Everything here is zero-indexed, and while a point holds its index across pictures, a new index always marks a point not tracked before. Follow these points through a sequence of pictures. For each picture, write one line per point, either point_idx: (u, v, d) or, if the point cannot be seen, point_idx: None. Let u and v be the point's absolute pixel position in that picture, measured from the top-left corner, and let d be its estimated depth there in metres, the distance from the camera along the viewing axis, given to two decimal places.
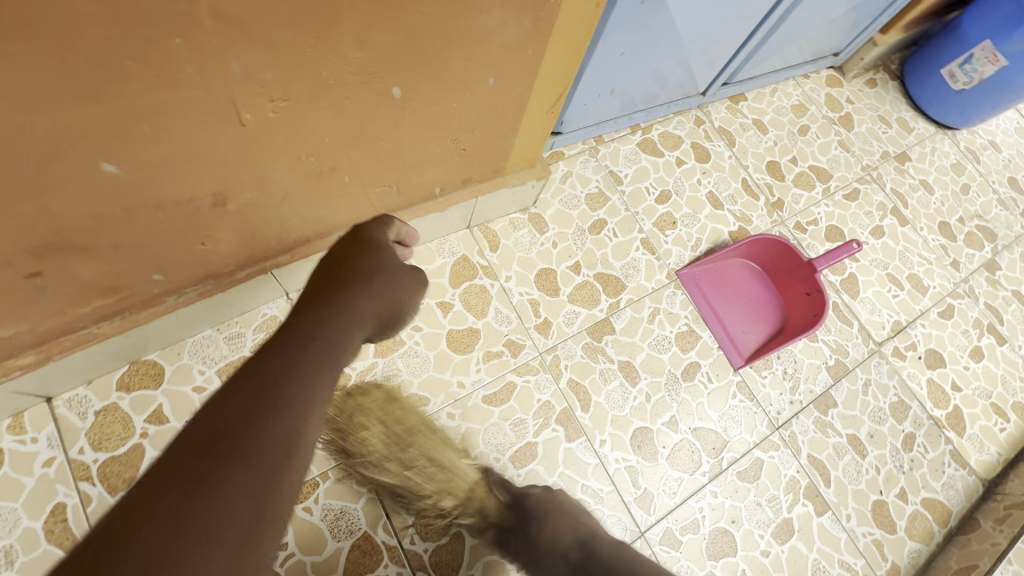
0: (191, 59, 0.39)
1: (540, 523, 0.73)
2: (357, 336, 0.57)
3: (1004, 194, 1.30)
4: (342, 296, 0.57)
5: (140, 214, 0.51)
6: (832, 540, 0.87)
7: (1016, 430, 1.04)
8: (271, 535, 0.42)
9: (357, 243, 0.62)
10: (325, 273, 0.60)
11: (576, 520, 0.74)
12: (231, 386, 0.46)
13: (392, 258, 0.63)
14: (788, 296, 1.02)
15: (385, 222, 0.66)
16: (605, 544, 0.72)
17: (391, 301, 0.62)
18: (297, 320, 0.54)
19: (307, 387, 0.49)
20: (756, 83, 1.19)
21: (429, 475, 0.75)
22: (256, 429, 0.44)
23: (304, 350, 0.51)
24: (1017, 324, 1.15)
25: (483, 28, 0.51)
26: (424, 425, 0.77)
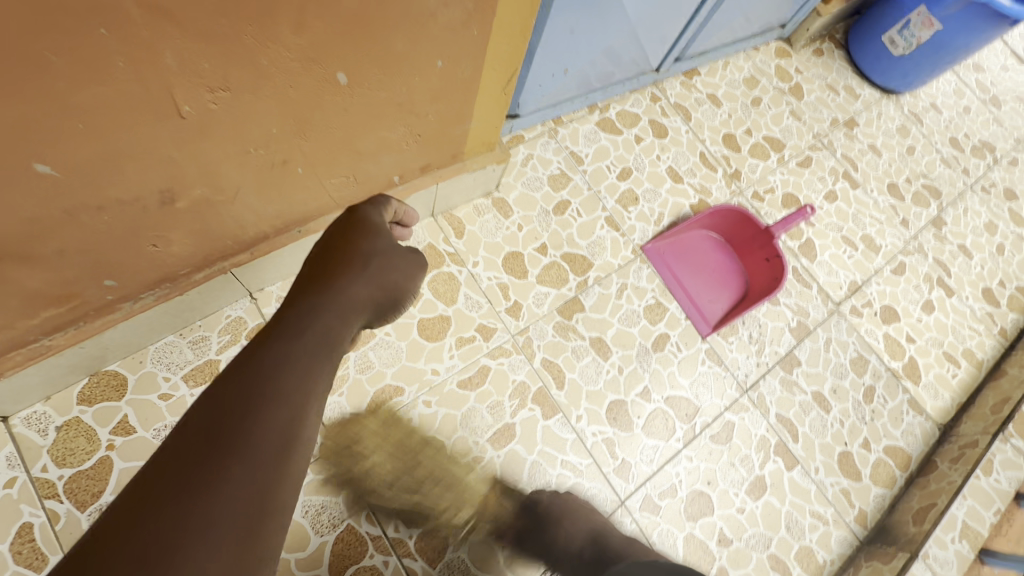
0: (119, 51, 0.38)
1: (559, 525, 0.77)
2: (354, 323, 0.56)
3: (947, 153, 1.36)
4: (336, 282, 0.55)
5: (83, 217, 0.49)
6: (803, 493, 0.91)
7: (966, 375, 1.10)
8: (274, 525, 0.41)
9: (352, 225, 0.60)
10: (321, 256, 0.58)
11: (592, 516, 0.78)
12: (225, 379, 0.45)
13: (388, 242, 0.61)
14: (749, 263, 1.05)
15: (379, 204, 0.64)
16: (616, 538, 0.76)
17: (388, 286, 0.60)
18: (291, 307, 0.52)
19: (304, 379, 0.47)
20: (707, 57, 1.21)
21: (443, 493, 0.79)
22: (254, 420, 0.43)
23: (299, 340, 0.49)
24: (964, 276, 1.21)
25: (425, 9, 0.51)
26: (438, 444, 0.80)
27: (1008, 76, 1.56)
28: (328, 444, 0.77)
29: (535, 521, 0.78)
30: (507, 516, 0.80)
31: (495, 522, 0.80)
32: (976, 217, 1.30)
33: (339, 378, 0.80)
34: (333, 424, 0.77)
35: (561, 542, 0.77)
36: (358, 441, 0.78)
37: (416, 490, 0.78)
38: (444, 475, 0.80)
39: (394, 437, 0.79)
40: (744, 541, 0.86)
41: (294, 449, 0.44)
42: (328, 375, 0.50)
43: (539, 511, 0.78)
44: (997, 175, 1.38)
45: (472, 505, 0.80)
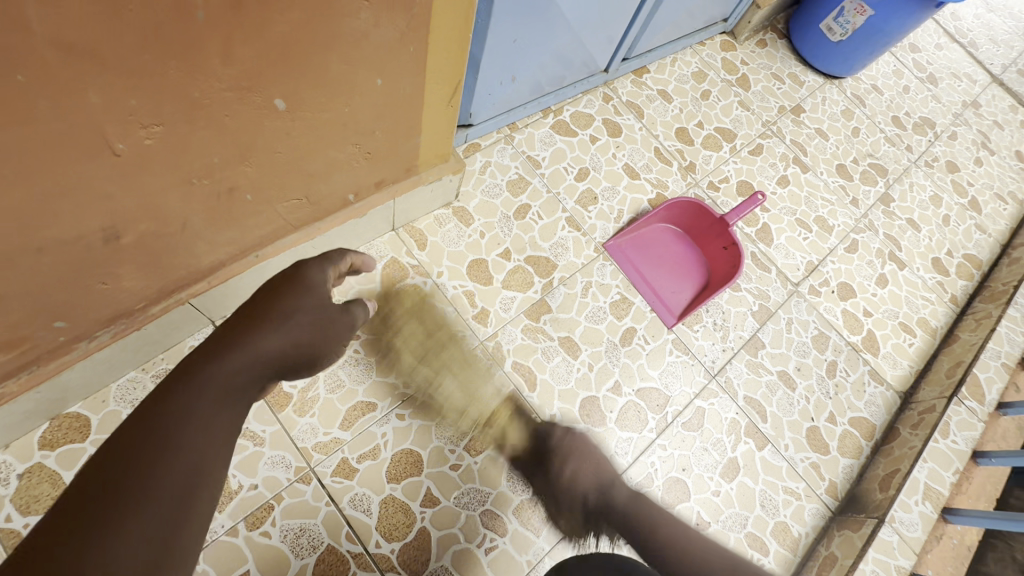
0: (41, 93, 0.38)
1: (567, 463, 0.81)
2: (262, 377, 0.56)
3: (890, 132, 1.42)
4: (247, 336, 0.55)
5: (22, 260, 0.49)
6: (775, 470, 0.94)
7: (923, 343, 1.14)
8: (176, 565, 0.44)
9: (289, 281, 0.60)
10: (243, 309, 0.58)
11: (601, 467, 0.81)
12: (127, 429, 0.47)
13: (318, 300, 0.60)
14: (708, 252, 1.08)
15: (331, 259, 0.65)
16: (623, 494, 0.78)
17: (304, 346, 0.58)
18: (199, 356, 0.53)
19: (210, 429, 0.50)
20: (655, 54, 1.24)
21: (449, 374, 0.87)
22: (154, 468, 0.46)
23: (202, 387, 0.51)
24: (914, 248, 1.26)
25: (356, 30, 0.52)
26: (459, 347, 0.89)
27: (942, 55, 1.63)
28: (302, 466, 0.77)
29: (546, 454, 0.84)
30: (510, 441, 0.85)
31: (501, 439, 0.85)
32: (921, 191, 1.35)
33: (310, 400, 0.80)
34: (307, 446, 0.78)
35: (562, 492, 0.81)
36: (333, 459, 0.78)
37: (434, 390, 0.85)
38: (459, 369, 0.88)
39: (423, 332, 0.89)
40: (722, 522, 0.88)
41: (198, 491, 0.48)
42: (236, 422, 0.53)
43: (550, 445, 0.84)
44: (939, 149, 1.44)
45: (484, 418, 0.86)
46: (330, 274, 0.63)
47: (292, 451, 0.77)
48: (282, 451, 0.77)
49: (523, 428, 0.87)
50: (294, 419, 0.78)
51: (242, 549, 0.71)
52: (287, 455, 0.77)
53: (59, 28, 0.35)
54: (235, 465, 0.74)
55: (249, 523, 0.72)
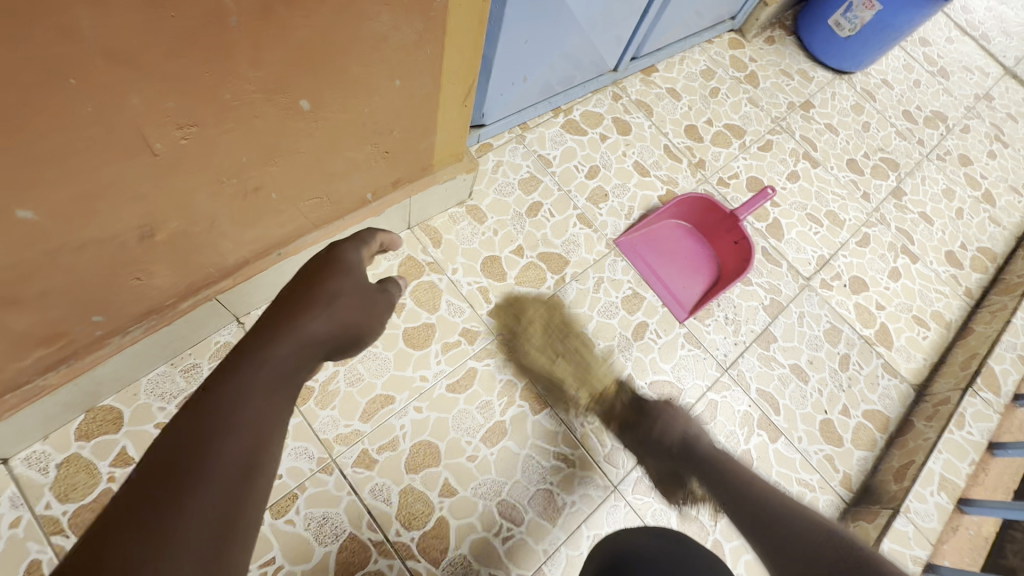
0: (87, 97, 0.41)
1: (655, 418, 0.86)
2: (308, 361, 0.59)
3: (901, 126, 1.42)
4: (294, 320, 0.59)
5: (65, 257, 0.52)
6: (789, 462, 0.95)
7: (937, 335, 1.14)
8: (240, 538, 0.46)
9: (327, 265, 0.64)
10: (286, 295, 0.61)
11: (686, 422, 0.85)
12: (185, 414, 0.50)
13: (359, 282, 0.65)
14: (719, 247, 1.09)
15: (363, 241, 0.70)
16: (704, 446, 0.82)
17: (350, 325, 0.63)
18: (245, 346, 0.56)
19: (262, 410, 0.53)
20: (663, 53, 1.26)
21: (562, 359, 0.93)
22: (212, 450, 0.48)
23: (253, 374, 0.54)
24: (926, 242, 1.26)
25: (376, 33, 0.54)
26: (580, 334, 0.96)
27: (954, 48, 1.62)
28: (324, 456, 0.79)
29: (640, 412, 0.88)
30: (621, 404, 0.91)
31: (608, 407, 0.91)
32: (933, 184, 1.35)
33: (331, 393, 0.82)
34: (329, 438, 0.80)
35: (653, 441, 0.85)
36: (354, 450, 0.80)
37: (553, 372, 0.92)
38: (577, 355, 0.94)
39: (547, 321, 0.96)
40: None
41: (256, 470, 0.49)
42: (286, 405, 0.56)
43: (645, 405, 0.89)
44: (951, 143, 1.43)
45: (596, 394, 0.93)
46: (363, 255, 0.68)
47: (314, 442, 0.79)
48: (305, 442, 0.79)
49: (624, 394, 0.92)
50: (316, 411, 0.81)
51: (268, 537, 0.73)
52: (310, 447, 0.79)
53: (104, 37, 0.38)
54: None
55: (275, 511, 0.75)
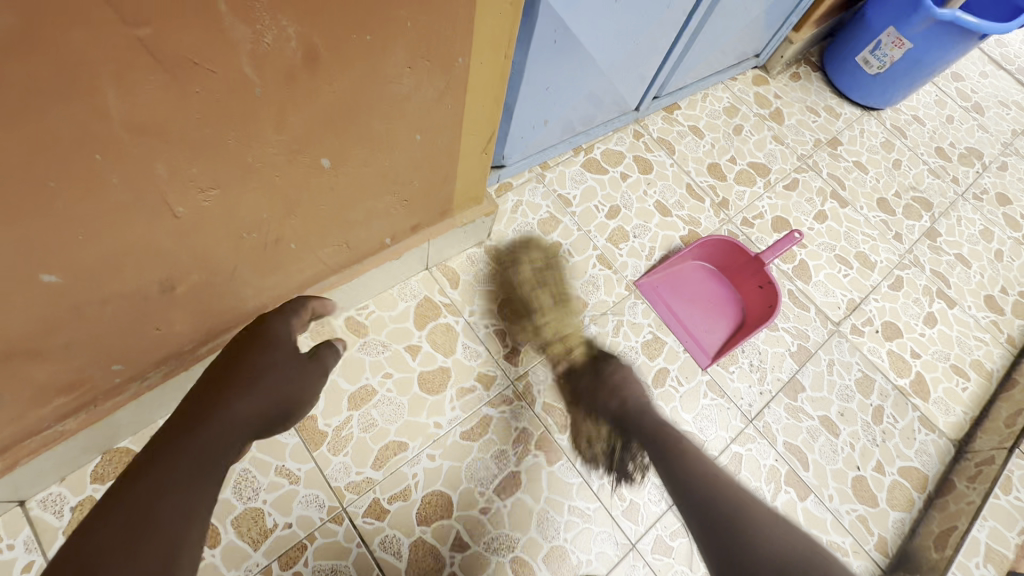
0: (115, 169, 0.41)
1: (619, 368, 0.88)
2: (238, 440, 0.62)
3: (934, 163, 1.37)
4: (222, 401, 0.62)
5: (88, 312, 0.52)
6: (819, 523, 0.90)
7: (978, 387, 1.08)
8: None
9: (257, 336, 0.68)
10: (213, 369, 0.66)
11: (637, 392, 0.87)
12: (105, 508, 0.52)
13: (286, 354, 0.69)
14: (743, 290, 1.06)
15: (294, 311, 0.72)
16: (648, 419, 0.82)
17: (279, 398, 0.67)
18: (177, 427, 0.59)
19: (186, 502, 0.54)
20: (687, 91, 1.25)
21: (546, 305, 0.97)
22: (132, 543, 0.49)
23: (181, 458, 0.56)
24: (964, 285, 1.20)
25: (398, 93, 0.54)
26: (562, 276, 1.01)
27: (988, 83, 1.58)
28: (334, 505, 0.78)
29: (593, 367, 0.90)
30: (581, 353, 0.93)
31: (568, 353, 0.94)
32: (970, 225, 1.30)
33: (344, 439, 0.81)
34: (340, 486, 0.79)
35: (605, 393, 0.86)
36: (365, 500, 0.79)
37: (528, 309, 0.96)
38: (552, 304, 0.98)
39: (540, 264, 1.02)
40: None
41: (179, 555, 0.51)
42: (212, 485, 0.58)
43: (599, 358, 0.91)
44: (987, 181, 1.38)
45: (559, 336, 0.95)
46: (294, 325, 0.71)
47: (325, 490, 0.78)
48: (316, 490, 0.78)
49: (583, 347, 0.94)
50: (328, 457, 0.80)
51: None
52: (320, 494, 0.78)
53: (132, 113, 0.38)
54: (270, 504, 0.76)
55: (283, 563, 0.74)
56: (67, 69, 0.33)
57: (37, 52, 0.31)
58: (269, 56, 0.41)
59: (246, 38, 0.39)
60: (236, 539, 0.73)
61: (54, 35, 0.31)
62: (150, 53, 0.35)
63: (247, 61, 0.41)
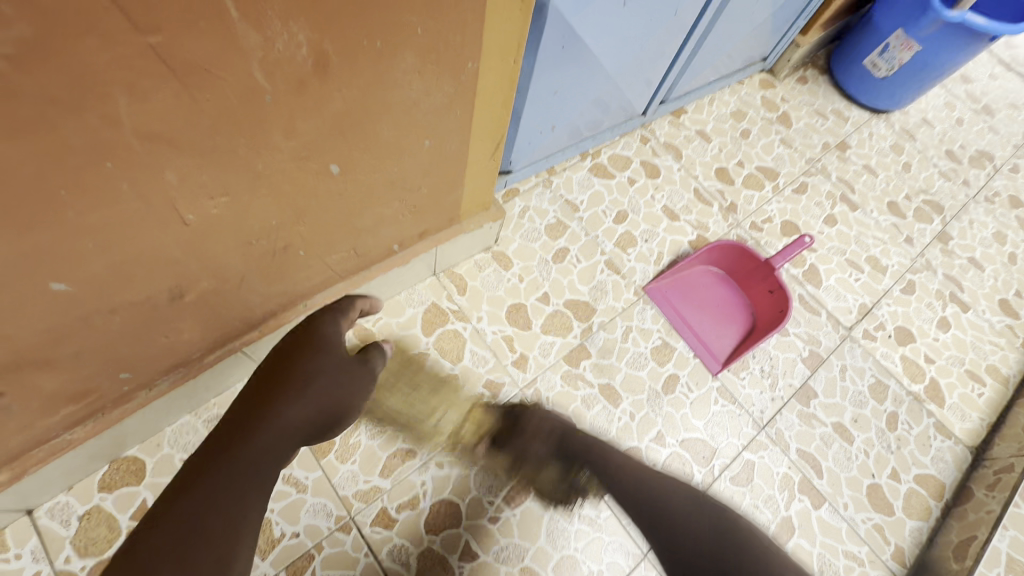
0: (126, 177, 0.41)
1: (532, 416, 0.82)
2: (284, 449, 0.63)
3: (945, 166, 1.36)
4: (271, 409, 0.62)
5: (97, 321, 0.52)
6: (834, 532, 0.88)
7: (994, 393, 1.06)
8: None
9: (304, 340, 0.67)
10: (266, 370, 0.66)
11: (562, 419, 0.82)
12: (163, 514, 0.55)
13: (336, 360, 0.67)
14: (753, 295, 1.05)
15: (342, 311, 0.70)
16: (578, 439, 0.80)
17: (326, 407, 0.66)
18: (230, 433, 0.61)
19: (235, 515, 0.57)
20: (693, 95, 1.24)
21: (428, 394, 0.87)
22: (185, 554, 0.52)
23: (232, 468, 0.59)
24: (977, 289, 1.19)
25: (408, 99, 0.54)
26: (424, 367, 0.88)
27: (997, 85, 1.56)
28: (343, 514, 0.77)
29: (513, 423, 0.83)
30: (495, 425, 0.85)
31: (478, 430, 0.85)
32: (983, 228, 1.28)
33: (351, 447, 0.80)
34: (348, 494, 0.78)
35: (529, 438, 0.81)
36: (373, 508, 0.78)
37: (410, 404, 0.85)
38: (432, 392, 0.87)
39: (400, 360, 0.87)
40: None
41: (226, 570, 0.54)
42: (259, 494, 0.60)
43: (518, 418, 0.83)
44: (999, 183, 1.36)
45: (459, 420, 0.86)
46: (341, 327, 0.69)
47: (333, 498, 0.77)
48: (323, 498, 0.77)
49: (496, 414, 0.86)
50: (336, 465, 0.79)
51: None
52: (328, 503, 0.77)
53: (143, 121, 0.38)
54: (278, 512, 0.75)
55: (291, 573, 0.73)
56: (78, 78, 0.33)
57: (50, 62, 0.31)
58: (279, 63, 0.41)
59: (257, 45, 0.39)
60: None
61: (67, 45, 0.31)
62: (162, 61, 0.35)
63: (258, 69, 0.40)
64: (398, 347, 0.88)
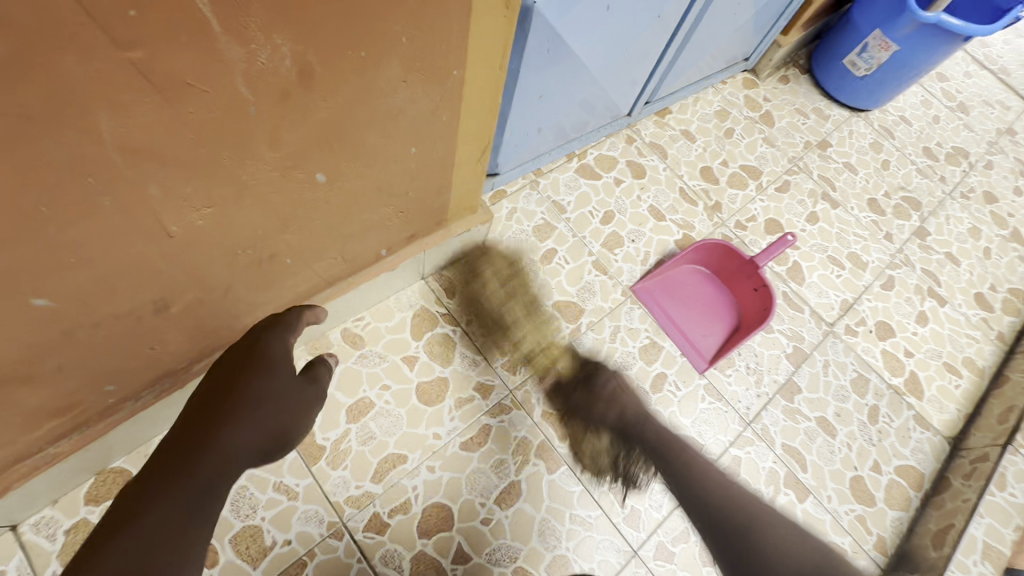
0: (108, 192, 0.41)
1: (611, 380, 0.90)
2: (233, 471, 0.61)
3: (922, 163, 1.39)
4: (214, 434, 0.59)
5: (80, 335, 0.51)
6: (819, 524, 0.90)
7: (970, 384, 1.10)
8: None
9: (252, 362, 0.64)
10: (203, 397, 0.63)
11: (635, 401, 0.89)
12: None
13: (285, 378, 0.66)
14: (738, 293, 1.06)
15: (290, 327, 0.68)
16: (652, 427, 0.85)
17: (279, 428, 0.65)
18: (158, 473, 0.56)
19: (175, 556, 0.52)
20: (677, 96, 1.25)
21: (519, 318, 0.96)
22: None
23: (160, 519, 0.53)
24: (954, 284, 1.22)
25: (394, 107, 0.54)
26: (535, 296, 0.98)
27: (972, 83, 1.60)
28: (335, 520, 0.77)
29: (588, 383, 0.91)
30: (568, 369, 0.93)
31: (550, 368, 0.93)
32: (959, 223, 1.31)
33: (342, 453, 0.80)
34: (339, 500, 0.78)
35: (603, 403, 0.88)
36: (365, 514, 0.78)
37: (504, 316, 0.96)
38: (525, 314, 0.96)
39: (512, 279, 0.99)
40: None
41: None
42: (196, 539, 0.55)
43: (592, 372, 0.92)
44: (974, 179, 1.40)
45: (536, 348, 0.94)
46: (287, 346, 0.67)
47: (324, 505, 0.77)
48: (314, 505, 0.77)
49: (571, 364, 0.94)
50: (327, 471, 0.79)
51: None
52: (320, 510, 0.77)
53: (125, 136, 0.38)
54: (269, 521, 0.75)
55: None
56: (57, 94, 0.32)
57: (28, 80, 0.31)
58: (263, 74, 0.41)
59: (240, 58, 0.38)
60: (235, 558, 0.72)
61: (47, 62, 0.31)
62: (143, 76, 0.35)
63: (242, 81, 0.40)
64: (504, 265, 1.00)
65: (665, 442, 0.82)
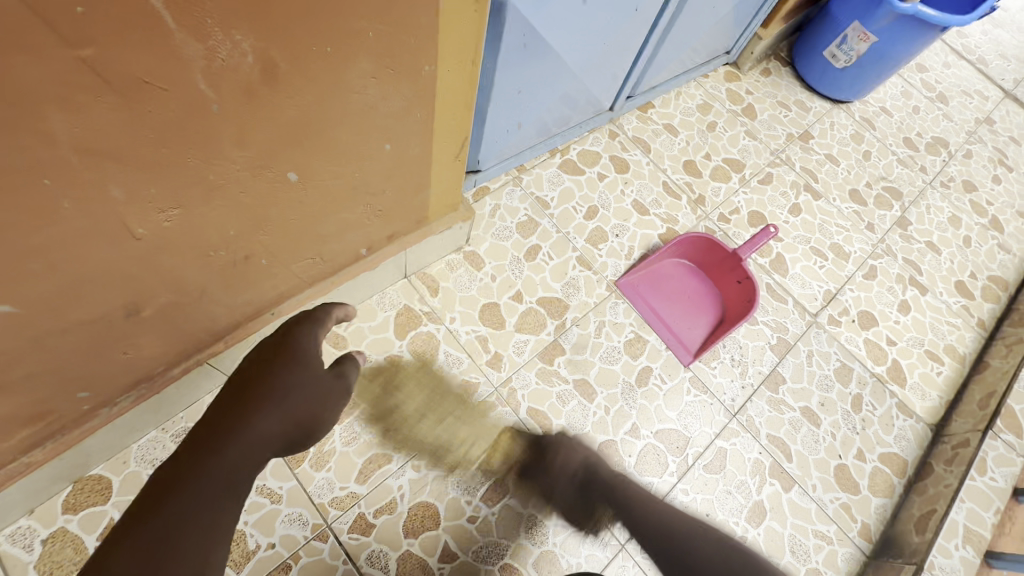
0: (69, 195, 0.40)
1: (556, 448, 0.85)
2: (261, 459, 0.61)
3: (903, 154, 1.40)
4: (245, 420, 0.60)
5: (49, 342, 0.50)
6: (803, 512, 0.91)
7: (952, 371, 1.11)
8: None
9: (281, 354, 0.65)
10: (237, 384, 0.64)
11: (586, 447, 0.86)
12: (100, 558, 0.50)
13: (313, 372, 0.65)
14: (722, 286, 1.07)
15: (319, 321, 0.69)
16: (605, 471, 0.83)
17: (304, 419, 0.64)
18: (196, 450, 0.58)
19: (202, 534, 0.54)
20: (659, 90, 1.25)
21: (451, 421, 0.86)
22: None
23: (198, 492, 0.56)
24: (935, 272, 1.23)
25: (365, 104, 0.53)
26: (457, 392, 0.88)
27: (951, 73, 1.62)
28: (319, 522, 0.76)
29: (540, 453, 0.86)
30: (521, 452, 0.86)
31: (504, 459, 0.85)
32: (939, 213, 1.33)
33: (326, 454, 0.80)
34: (324, 502, 0.77)
35: (557, 469, 0.84)
36: (350, 515, 0.77)
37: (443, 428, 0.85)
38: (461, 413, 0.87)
39: (427, 385, 0.87)
40: None
41: None
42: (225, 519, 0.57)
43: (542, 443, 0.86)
44: (954, 169, 1.42)
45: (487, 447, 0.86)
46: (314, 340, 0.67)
47: (308, 507, 0.77)
48: (298, 508, 0.76)
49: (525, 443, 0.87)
50: (311, 473, 0.78)
51: None
52: (304, 512, 0.76)
53: (81, 137, 0.37)
54: (252, 525, 0.74)
55: None
56: (7, 95, 0.32)
57: None
58: (224, 72, 0.40)
59: (199, 55, 0.38)
60: None
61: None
62: (97, 75, 0.34)
63: (203, 80, 0.39)
64: (416, 368, 0.88)
65: (617, 489, 0.81)
